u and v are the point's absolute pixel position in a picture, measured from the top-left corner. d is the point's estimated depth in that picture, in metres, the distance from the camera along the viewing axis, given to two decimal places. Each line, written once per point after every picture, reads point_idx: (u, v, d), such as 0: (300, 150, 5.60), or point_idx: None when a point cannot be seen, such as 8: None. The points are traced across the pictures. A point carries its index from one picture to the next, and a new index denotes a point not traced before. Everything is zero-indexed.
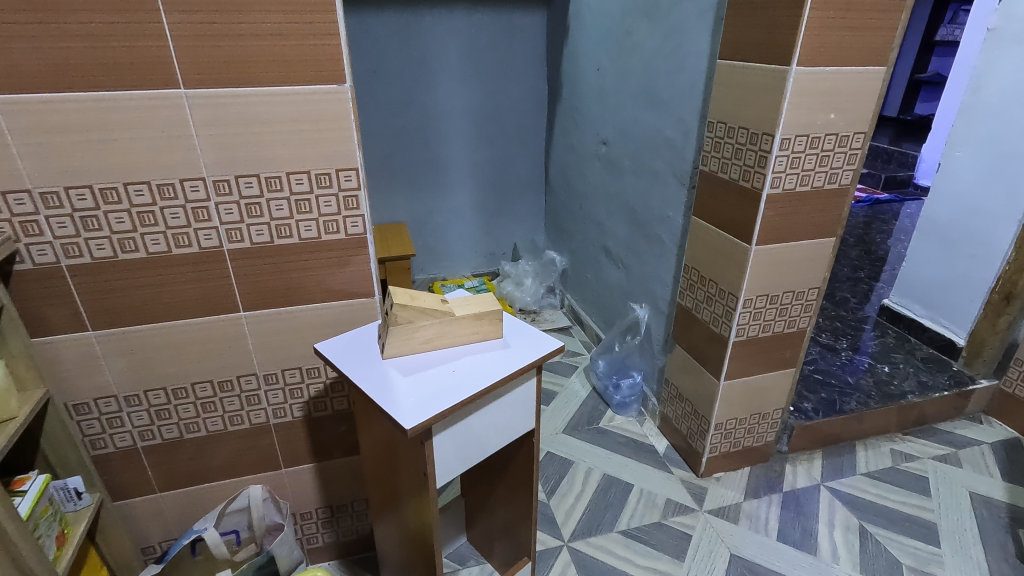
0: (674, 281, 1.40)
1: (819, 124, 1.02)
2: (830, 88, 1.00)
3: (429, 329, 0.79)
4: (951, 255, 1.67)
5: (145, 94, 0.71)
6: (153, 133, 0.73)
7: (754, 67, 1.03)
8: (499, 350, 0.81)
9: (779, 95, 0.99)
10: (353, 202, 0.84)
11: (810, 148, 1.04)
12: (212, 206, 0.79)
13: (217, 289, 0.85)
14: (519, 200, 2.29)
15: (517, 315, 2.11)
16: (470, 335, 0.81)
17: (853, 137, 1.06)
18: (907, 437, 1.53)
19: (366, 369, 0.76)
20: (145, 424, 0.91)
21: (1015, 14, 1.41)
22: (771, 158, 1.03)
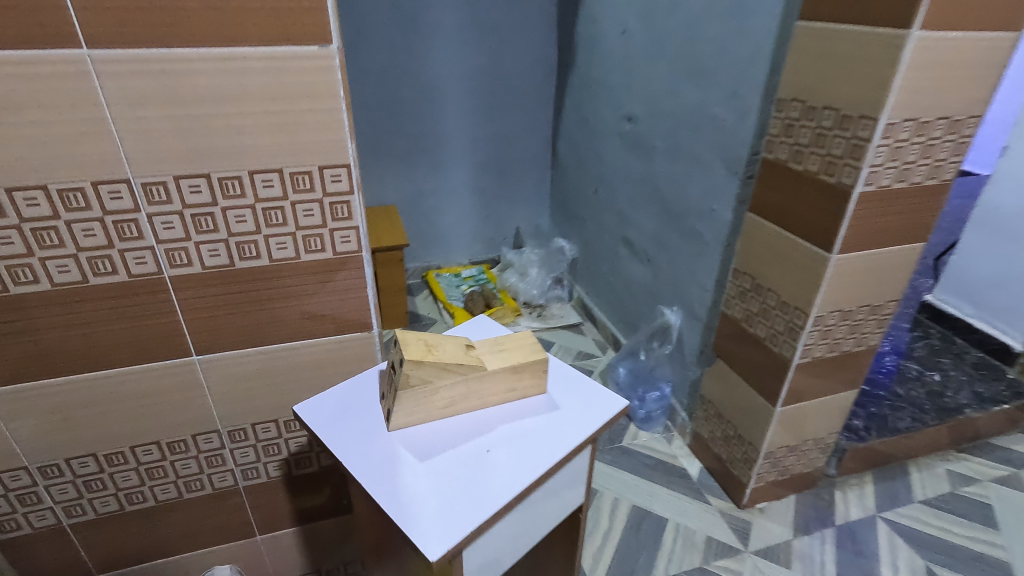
0: (717, 285, 1.20)
1: (932, 104, 0.81)
2: (950, 60, 0.79)
3: (452, 390, 0.58)
4: (1011, 250, 1.49)
5: (27, 56, 0.47)
6: (44, 114, 0.49)
7: (853, 31, 0.81)
8: (543, 413, 0.61)
9: (891, 68, 0.77)
10: (342, 210, 0.61)
11: (915, 135, 0.83)
12: (143, 218, 0.56)
13: (159, 328, 0.62)
14: (523, 180, 2.05)
15: (522, 310, 1.91)
16: (504, 392, 0.61)
17: (964, 122, 0.86)
18: (962, 456, 1.38)
19: (366, 450, 0.55)
20: (72, 498, 0.69)
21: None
22: (871, 147, 0.81)
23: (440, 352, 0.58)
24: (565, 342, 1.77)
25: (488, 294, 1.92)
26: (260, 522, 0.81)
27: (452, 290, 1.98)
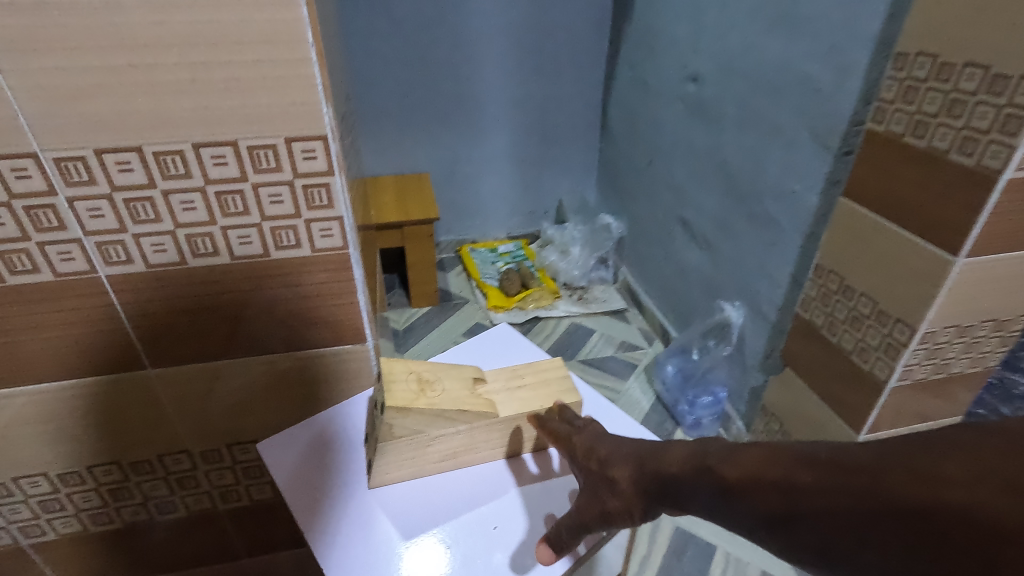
0: (793, 282, 1.01)
1: None
2: None
3: (448, 443, 0.45)
4: None
5: None
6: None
7: None
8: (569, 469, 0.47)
9: None
10: (321, 196, 0.47)
11: None
12: (62, 204, 0.43)
13: (103, 337, 0.51)
14: (568, 148, 1.86)
15: (562, 292, 1.75)
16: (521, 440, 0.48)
17: None
18: None
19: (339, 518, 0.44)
20: (27, 518, 0.62)
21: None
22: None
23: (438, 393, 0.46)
24: (607, 331, 1.60)
25: (525, 274, 1.76)
26: (242, 542, 0.73)
27: (486, 268, 1.84)
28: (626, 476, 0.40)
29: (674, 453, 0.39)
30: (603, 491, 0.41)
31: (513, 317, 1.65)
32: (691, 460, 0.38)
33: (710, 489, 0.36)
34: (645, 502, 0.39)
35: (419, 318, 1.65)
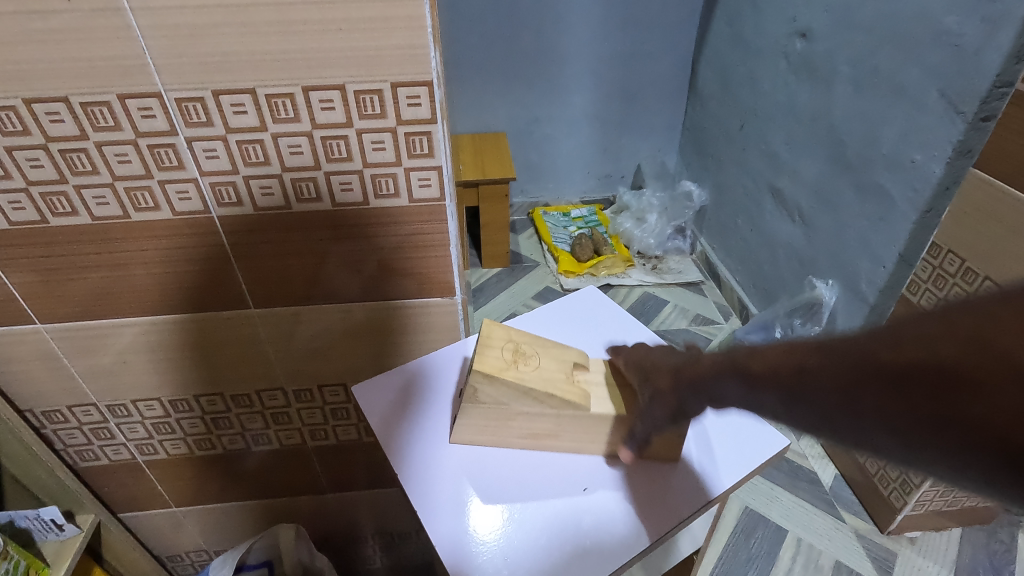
0: (902, 260, 0.93)
1: None
2: None
3: (530, 425, 0.44)
4: None
5: None
6: (48, 4, 0.38)
7: None
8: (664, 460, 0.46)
9: None
10: (421, 144, 0.47)
11: None
12: (182, 144, 0.45)
13: (213, 276, 0.54)
14: (652, 110, 1.78)
15: (636, 260, 1.71)
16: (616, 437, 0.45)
17: None
18: None
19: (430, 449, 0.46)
20: (142, 438, 0.68)
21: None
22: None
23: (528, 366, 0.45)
24: (681, 303, 1.55)
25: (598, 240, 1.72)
26: (326, 479, 0.77)
27: (558, 231, 1.81)
28: (667, 379, 0.43)
29: (704, 360, 0.42)
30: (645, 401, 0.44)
31: (584, 283, 1.63)
32: (721, 363, 0.41)
33: (735, 382, 0.39)
34: (681, 408, 0.42)
35: (490, 278, 1.66)
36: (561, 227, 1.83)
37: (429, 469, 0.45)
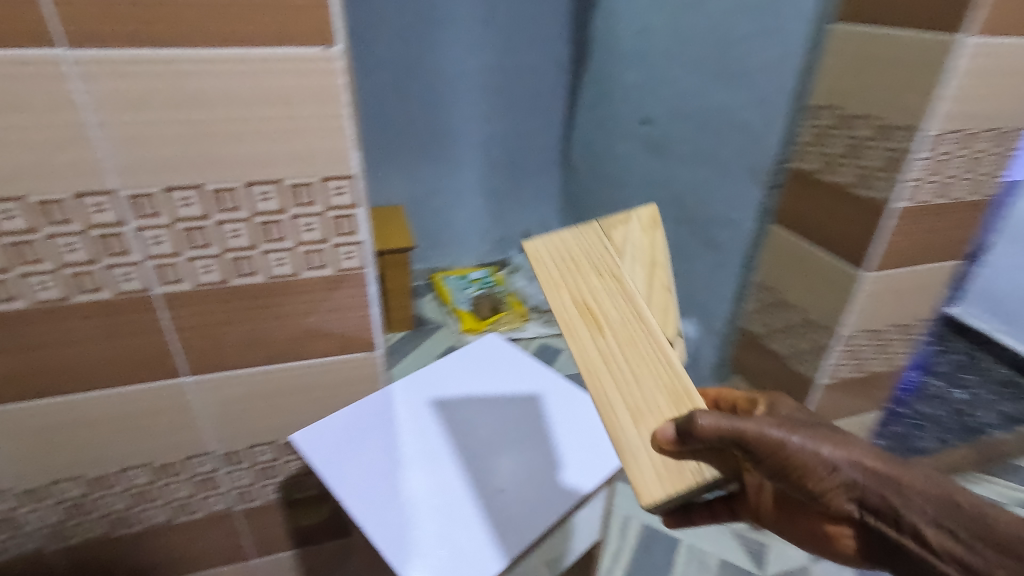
0: (737, 297, 1.15)
1: (981, 114, 0.76)
2: (1004, 62, 0.73)
3: (614, 309, 0.48)
4: None
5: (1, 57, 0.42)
6: (21, 122, 0.45)
7: (906, 34, 0.75)
8: (672, 454, 0.44)
9: (938, 73, 0.71)
10: (347, 224, 0.57)
11: (960, 149, 0.78)
12: (130, 232, 0.52)
13: (148, 349, 0.58)
14: (534, 181, 2.00)
15: (531, 314, 1.86)
16: (652, 369, 0.47)
17: (1014, 134, 0.80)
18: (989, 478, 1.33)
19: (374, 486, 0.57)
20: (56, 522, 0.68)
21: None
22: (913, 158, 0.76)
23: (665, 275, 0.53)
24: None
25: (495, 298, 1.88)
26: (253, 541, 0.80)
27: (459, 293, 1.93)
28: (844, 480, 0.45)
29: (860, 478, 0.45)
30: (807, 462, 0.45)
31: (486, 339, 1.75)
32: (865, 495, 0.45)
33: (867, 506, 0.46)
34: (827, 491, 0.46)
35: (395, 342, 1.74)
36: (462, 288, 1.96)
37: (391, 515, 0.53)
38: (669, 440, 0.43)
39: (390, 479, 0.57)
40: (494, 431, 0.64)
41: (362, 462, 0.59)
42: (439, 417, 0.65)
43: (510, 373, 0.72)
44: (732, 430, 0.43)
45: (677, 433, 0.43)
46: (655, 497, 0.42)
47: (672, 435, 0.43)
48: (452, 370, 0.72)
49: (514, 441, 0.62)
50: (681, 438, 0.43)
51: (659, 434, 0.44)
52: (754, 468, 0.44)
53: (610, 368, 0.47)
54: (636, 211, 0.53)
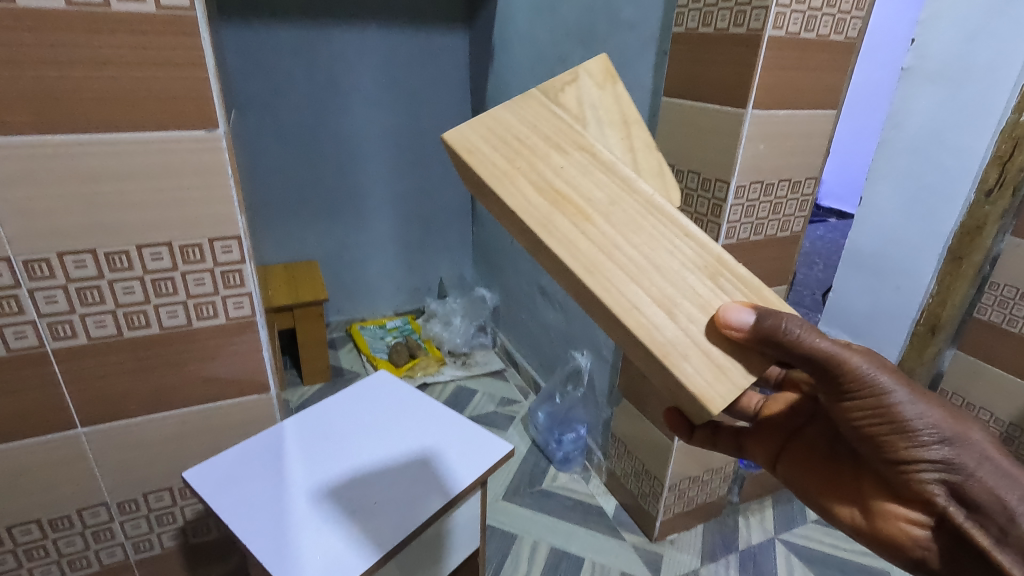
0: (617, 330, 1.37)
1: (774, 169, 1.01)
2: (782, 132, 0.97)
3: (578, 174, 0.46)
4: (875, 285, 1.74)
5: (28, 142, 0.55)
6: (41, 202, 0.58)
7: (709, 107, 0.98)
8: (734, 348, 0.42)
9: (735, 138, 0.94)
10: (233, 278, 0.68)
11: (764, 195, 1.03)
12: (106, 285, 0.63)
13: (116, 388, 0.69)
14: (442, 231, 2.15)
15: (447, 359, 1.99)
16: (652, 234, 0.44)
17: (805, 183, 1.07)
18: None
19: (259, 511, 0.65)
20: (11, 567, 0.73)
21: (929, 55, 1.50)
22: (727, 206, 0.99)
23: (637, 131, 0.51)
24: (488, 390, 1.86)
25: (411, 345, 1.97)
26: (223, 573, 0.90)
27: (376, 342, 2.02)
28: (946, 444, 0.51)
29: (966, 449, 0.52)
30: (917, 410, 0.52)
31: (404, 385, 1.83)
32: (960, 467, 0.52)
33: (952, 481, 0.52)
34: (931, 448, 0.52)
35: (311, 395, 1.78)
36: (377, 337, 2.05)
37: (277, 537, 0.62)
38: (740, 329, 0.42)
39: (281, 508, 0.65)
40: (374, 459, 0.74)
41: (252, 496, 0.67)
42: (324, 453, 0.74)
43: (395, 409, 0.84)
44: (823, 350, 0.48)
45: (754, 325, 0.42)
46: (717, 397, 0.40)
47: (749, 324, 0.42)
48: (337, 410, 0.83)
49: (408, 477, 0.72)
50: (757, 330, 0.42)
51: (723, 315, 0.42)
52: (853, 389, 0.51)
53: (610, 246, 0.43)
54: (583, 67, 0.53)
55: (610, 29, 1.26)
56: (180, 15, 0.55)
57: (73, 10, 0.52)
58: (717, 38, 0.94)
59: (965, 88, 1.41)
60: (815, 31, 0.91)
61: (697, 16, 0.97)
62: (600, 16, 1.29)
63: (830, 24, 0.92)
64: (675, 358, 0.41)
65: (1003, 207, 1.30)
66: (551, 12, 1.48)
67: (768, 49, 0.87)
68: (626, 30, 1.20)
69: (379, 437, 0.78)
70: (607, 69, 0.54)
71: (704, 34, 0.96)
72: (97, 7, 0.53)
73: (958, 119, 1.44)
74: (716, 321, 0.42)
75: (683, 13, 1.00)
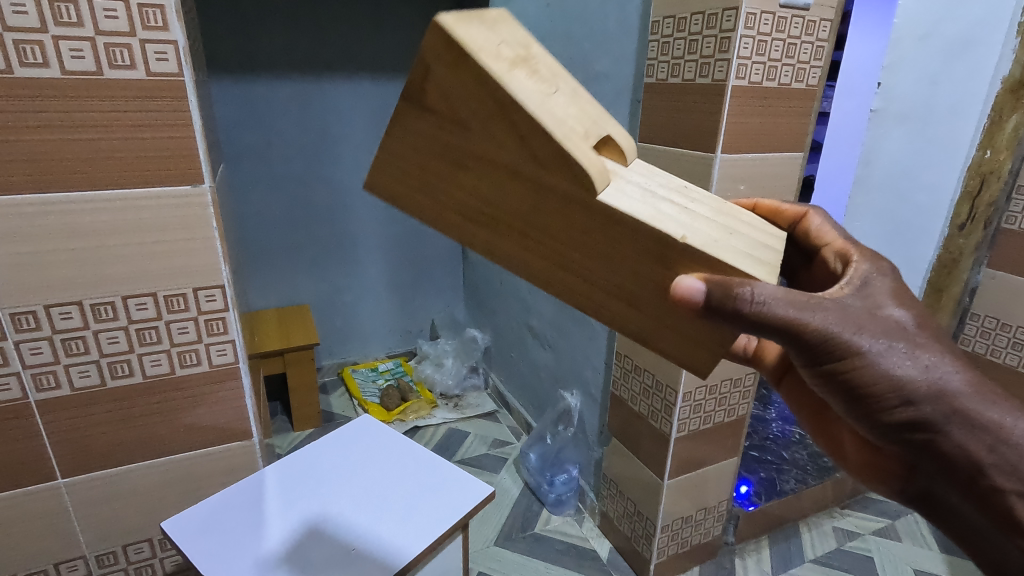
0: (605, 368, 1.37)
1: None
2: (752, 173, 1.00)
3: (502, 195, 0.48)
4: None
5: (17, 200, 0.58)
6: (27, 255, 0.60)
7: (683, 152, 1.01)
8: (686, 316, 0.47)
9: (706, 180, 0.97)
10: (217, 325, 0.70)
11: None
12: (90, 335, 0.65)
13: (98, 438, 0.69)
14: (433, 273, 2.18)
15: (439, 401, 1.98)
16: (590, 230, 0.46)
17: None
18: (844, 512, 1.54)
19: (237, 558, 0.65)
20: None
21: (894, 95, 1.50)
22: None
23: (517, 114, 0.43)
24: (480, 432, 1.85)
25: (403, 388, 1.96)
26: None
27: (368, 386, 2.01)
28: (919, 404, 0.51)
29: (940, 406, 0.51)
30: (888, 370, 0.51)
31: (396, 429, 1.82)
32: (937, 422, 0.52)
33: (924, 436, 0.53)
34: (898, 408, 0.52)
35: (301, 442, 1.77)
36: (369, 380, 2.04)
37: None
38: (694, 303, 0.44)
39: (259, 554, 0.66)
40: (359, 504, 0.75)
41: (229, 542, 0.67)
42: (306, 500, 0.75)
43: (383, 454, 0.85)
44: (782, 318, 0.46)
45: (706, 303, 0.44)
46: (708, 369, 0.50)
47: (701, 304, 0.44)
48: (325, 456, 0.83)
49: (391, 519, 0.72)
50: (710, 309, 0.44)
51: (676, 295, 0.45)
52: (816, 356, 0.50)
53: (559, 254, 0.49)
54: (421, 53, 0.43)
55: (587, 81, 1.32)
56: (171, 81, 0.59)
57: (68, 78, 0.56)
58: (685, 88, 0.99)
59: (930, 128, 1.46)
60: (776, 80, 0.95)
61: (666, 67, 1.03)
62: (577, 68, 1.35)
63: (790, 73, 0.97)
64: (646, 337, 0.50)
65: (976, 241, 1.39)
66: None
67: (732, 97, 0.92)
68: (601, 81, 1.26)
69: (363, 473, 0.80)
70: (447, 42, 0.42)
71: (673, 84, 1.01)
72: (91, 75, 0.57)
73: (927, 155, 1.48)
74: (677, 300, 0.45)
75: (653, 66, 1.06)
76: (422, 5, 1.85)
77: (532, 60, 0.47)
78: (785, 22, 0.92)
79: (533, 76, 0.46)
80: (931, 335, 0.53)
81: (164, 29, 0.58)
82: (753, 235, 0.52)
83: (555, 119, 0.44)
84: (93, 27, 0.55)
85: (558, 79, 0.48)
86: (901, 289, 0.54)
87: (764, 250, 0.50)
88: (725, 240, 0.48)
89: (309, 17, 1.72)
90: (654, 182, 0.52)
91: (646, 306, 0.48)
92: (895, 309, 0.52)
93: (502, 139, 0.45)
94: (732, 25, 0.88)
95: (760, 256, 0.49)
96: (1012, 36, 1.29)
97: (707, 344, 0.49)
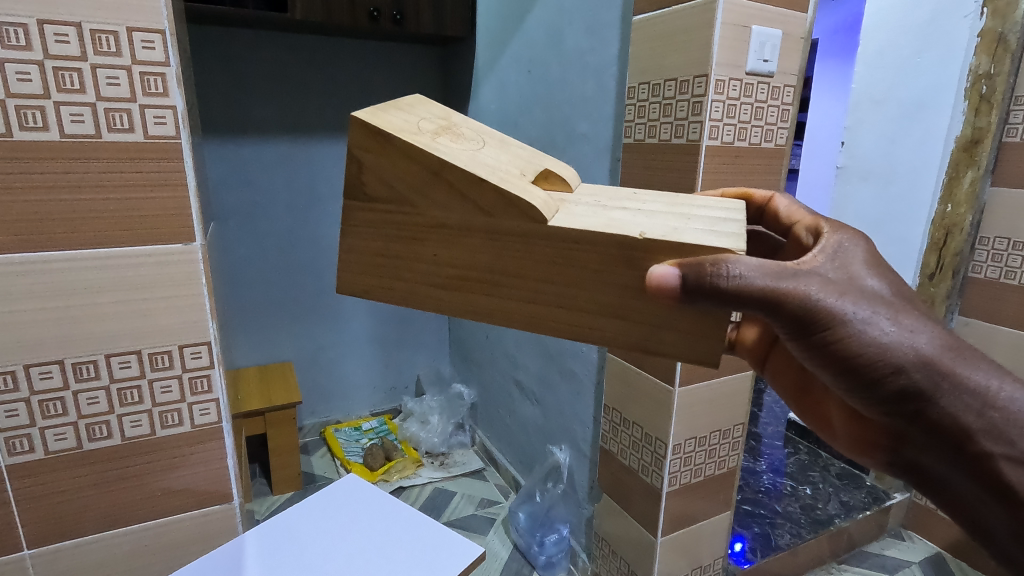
0: (594, 421, 1.35)
1: None
2: None
3: (465, 234, 0.50)
4: None
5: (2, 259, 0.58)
6: (11, 315, 0.59)
7: None
8: (663, 306, 0.46)
9: None
10: (201, 383, 0.69)
11: None
12: (70, 396, 0.63)
13: (69, 505, 0.66)
14: (420, 328, 2.17)
15: (424, 460, 1.93)
16: (554, 256, 0.48)
17: None
18: (842, 568, 1.50)
19: None
20: None
21: (859, 155, 1.65)
22: None
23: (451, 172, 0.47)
24: (466, 492, 1.79)
25: (387, 447, 1.91)
26: None
27: (351, 446, 1.95)
28: (908, 374, 0.51)
29: (925, 375, 0.51)
30: (873, 342, 0.50)
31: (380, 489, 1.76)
32: (927, 391, 0.51)
33: (915, 407, 0.52)
34: (888, 381, 0.51)
35: (280, 505, 1.70)
36: (353, 440, 1.99)
37: None
38: (669, 285, 0.44)
39: None
40: (341, 565, 0.72)
41: None
42: (287, 562, 0.72)
43: (367, 513, 0.82)
44: (765, 291, 0.45)
45: (684, 287, 0.43)
46: (713, 354, 0.47)
47: (678, 289, 0.44)
48: (309, 517, 0.81)
49: None
50: (687, 293, 0.43)
51: (652, 275, 0.44)
52: (799, 332, 0.49)
53: (534, 291, 0.50)
54: (357, 154, 0.49)
55: (568, 140, 1.38)
56: (167, 143, 0.61)
57: (67, 141, 0.58)
58: (662, 147, 1.04)
59: (894, 184, 1.56)
60: (747, 140, 1.01)
61: (643, 128, 1.09)
62: (559, 130, 1.41)
63: (759, 133, 1.02)
64: (648, 344, 0.49)
65: (947, 288, 1.42)
66: (516, 122, 1.62)
67: (706, 155, 0.96)
68: (582, 142, 1.32)
69: (341, 534, 0.78)
70: (378, 137, 0.48)
71: (650, 144, 1.07)
72: (89, 138, 0.58)
73: (894, 209, 1.57)
74: (654, 291, 0.44)
75: (632, 127, 1.12)
76: (409, 72, 1.95)
77: (454, 129, 0.55)
78: (751, 88, 0.98)
79: (457, 140, 0.53)
80: (910, 301, 0.53)
81: (164, 95, 0.60)
82: (710, 215, 0.53)
83: (489, 167, 0.49)
84: (94, 94, 0.58)
85: (482, 138, 0.56)
86: (875, 260, 0.55)
87: (725, 223, 0.51)
88: (682, 226, 0.49)
89: (299, 81, 1.79)
90: (600, 200, 0.56)
91: (638, 314, 0.48)
92: (871, 278, 0.53)
93: (456, 206, 0.49)
94: (703, 90, 0.94)
95: (724, 229, 0.49)
96: (960, 100, 1.37)
97: (709, 332, 0.47)
